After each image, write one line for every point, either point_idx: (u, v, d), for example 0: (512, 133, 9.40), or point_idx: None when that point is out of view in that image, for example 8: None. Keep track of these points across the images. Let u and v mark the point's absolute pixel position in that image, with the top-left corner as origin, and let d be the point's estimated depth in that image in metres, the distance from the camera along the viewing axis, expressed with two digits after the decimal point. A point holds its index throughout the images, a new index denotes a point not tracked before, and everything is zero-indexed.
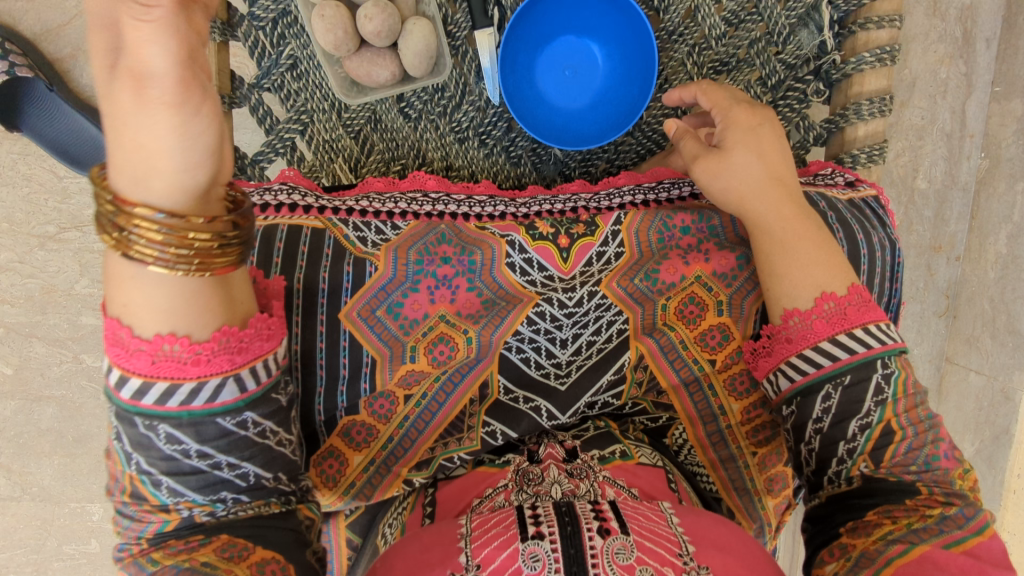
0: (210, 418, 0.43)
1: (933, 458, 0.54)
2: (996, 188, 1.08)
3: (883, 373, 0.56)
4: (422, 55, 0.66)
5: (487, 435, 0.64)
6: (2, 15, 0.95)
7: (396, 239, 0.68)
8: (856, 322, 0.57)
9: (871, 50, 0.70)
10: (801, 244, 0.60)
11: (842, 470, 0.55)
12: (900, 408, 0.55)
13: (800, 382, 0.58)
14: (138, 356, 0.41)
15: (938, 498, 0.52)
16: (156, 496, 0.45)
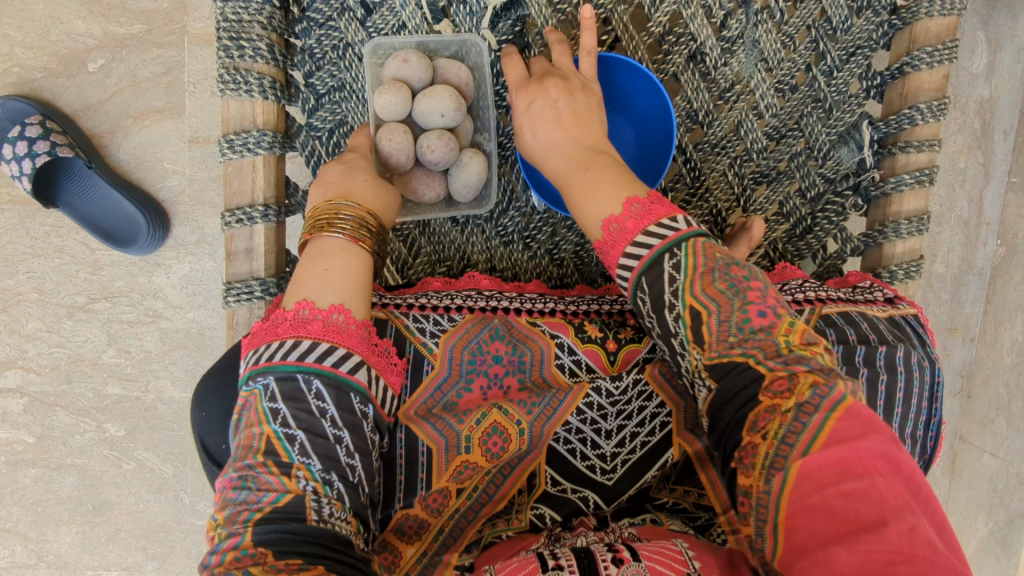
0: (349, 387, 0.53)
1: (747, 322, 0.46)
2: (1011, 276, 1.11)
3: (671, 264, 0.49)
4: (472, 186, 0.70)
5: (535, 517, 0.64)
6: (45, 92, 0.97)
7: (451, 332, 0.65)
8: (637, 230, 0.52)
9: (910, 172, 0.72)
10: (587, 180, 0.58)
11: (688, 365, 0.49)
12: (699, 285, 0.48)
13: (632, 291, 0.52)
14: (313, 323, 0.54)
15: (783, 377, 0.43)
16: (287, 453, 0.49)
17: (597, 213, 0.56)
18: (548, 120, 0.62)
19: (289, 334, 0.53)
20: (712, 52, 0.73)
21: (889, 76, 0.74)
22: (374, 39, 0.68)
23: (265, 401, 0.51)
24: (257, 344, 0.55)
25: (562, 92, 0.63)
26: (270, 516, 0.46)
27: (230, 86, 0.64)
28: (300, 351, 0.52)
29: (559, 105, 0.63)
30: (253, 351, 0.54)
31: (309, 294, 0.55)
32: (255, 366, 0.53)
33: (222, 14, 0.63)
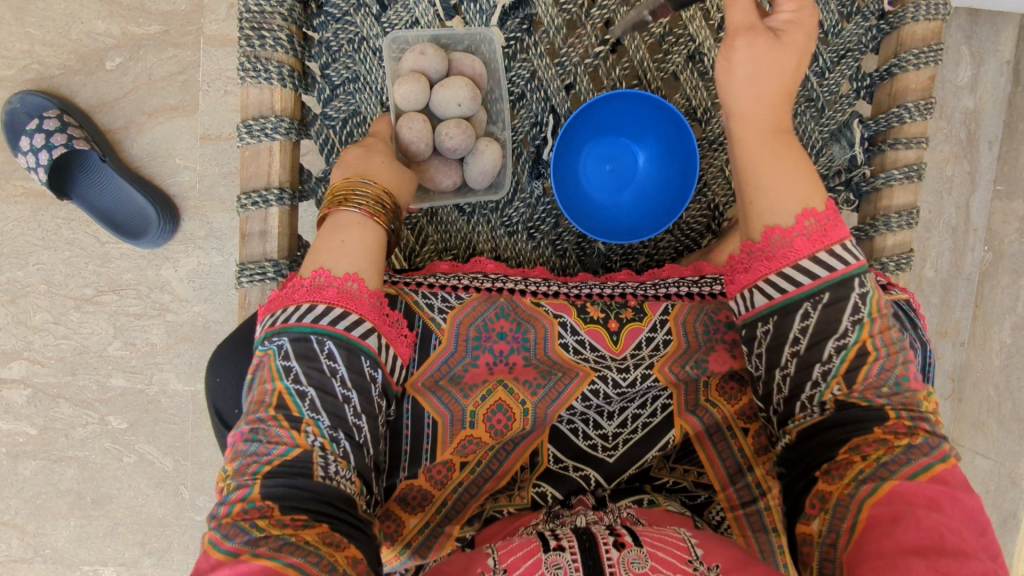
0: (359, 351, 0.55)
1: (903, 379, 0.53)
2: (999, 281, 1.14)
3: (860, 291, 0.54)
4: (488, 172, 0.73)
5: (537, 493, 0.65)
6: (63, 89, 1.00)
7: (459, 309, 0.67)
8: (834, 240, 0.55)
9: (899, 168, 0.76)
10: (766, 159, 0.59)
11: (816, 394, 0.54)
12: (875, 328, 0.54)
13: (777, 300, 0.55)
14: (328, 289, 0.57)
15: (905, 423, 0.50)
16: (297, 408, 0.53)
17: (763, 196, 0.58)
18: (766, 75, 0.60)
19: (305, 299, 0.57)
20: (710, 52, 0.77)
21: (878, 77, 0.77)
22: (392, 33, 0.71)
23: (280, 359, 0.54)
24: (275, 306, 0.58)
25: (778, 50, 0.60)
26: (278, 470, 0.49)
27: (250, 74, 0.67)
28: (315, 314, 0.55)
29: (784, 59, 0.60)
30: (272, 314, 0.58)
31: (325, 262, 0.58)
32: (272, 327, 0.56)
33: (245, 5, 0.66)
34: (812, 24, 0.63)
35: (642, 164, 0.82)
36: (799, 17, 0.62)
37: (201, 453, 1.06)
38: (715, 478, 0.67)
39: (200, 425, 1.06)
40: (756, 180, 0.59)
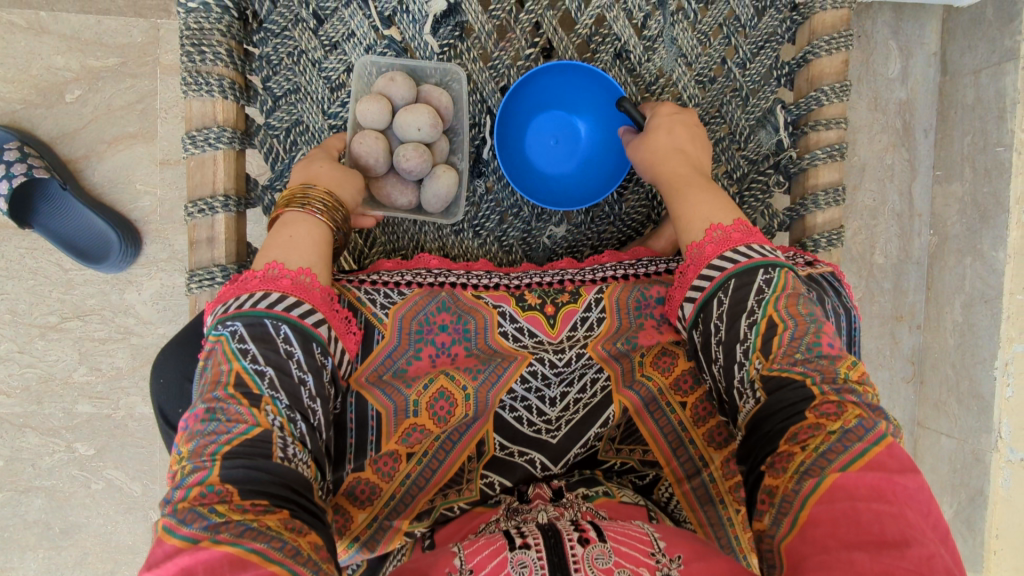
0: (312, 338, 0.55)
1: (818, 347, 0.54)
2: (946, 262, 1.16)
3: (763, 277, 0.58)
4: (442, 198, 0.75)
5: (484, 485, 0.66)
6: (24, 122, 1.03)
7: (401, 304, 0.67)
8: (741, 241, 0.62)
9: (822, 148, 0.79)
10: (677, 198, 0.68)
11: (745, 375, 0.55)
12: (782, 303, 0.56)
13: (700, 299, 0.61)
14: (282, 280, 0.58)
15: (832, 402, 0.50)
16: (257, 386, 0.52)
17: (682, 219, 0.66)
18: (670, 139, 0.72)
19: (259, 287, 0.57)
20: (636, 50, 0.81)
21: (795, 65, 0.82)
22: (367, 55, 0.76)
23: (233, 342, 0.54)
24: (224, 297, 0.58)
25: (682, 124, 0.73)
26: (240, 448, 0.48)
27: (192, 87, 0.70)
28: (270, 300, 0.56)
29: (668, 131, 0.72)
30: (221, 305, 0.57)
31: (278, 256, 0.59)
32: (222, 316, 0.56)
33: (185, 24, 0.70)
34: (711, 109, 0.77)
35: (585, 135, 0.85)
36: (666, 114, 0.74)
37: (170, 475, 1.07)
38: (660, 455, 0.69)
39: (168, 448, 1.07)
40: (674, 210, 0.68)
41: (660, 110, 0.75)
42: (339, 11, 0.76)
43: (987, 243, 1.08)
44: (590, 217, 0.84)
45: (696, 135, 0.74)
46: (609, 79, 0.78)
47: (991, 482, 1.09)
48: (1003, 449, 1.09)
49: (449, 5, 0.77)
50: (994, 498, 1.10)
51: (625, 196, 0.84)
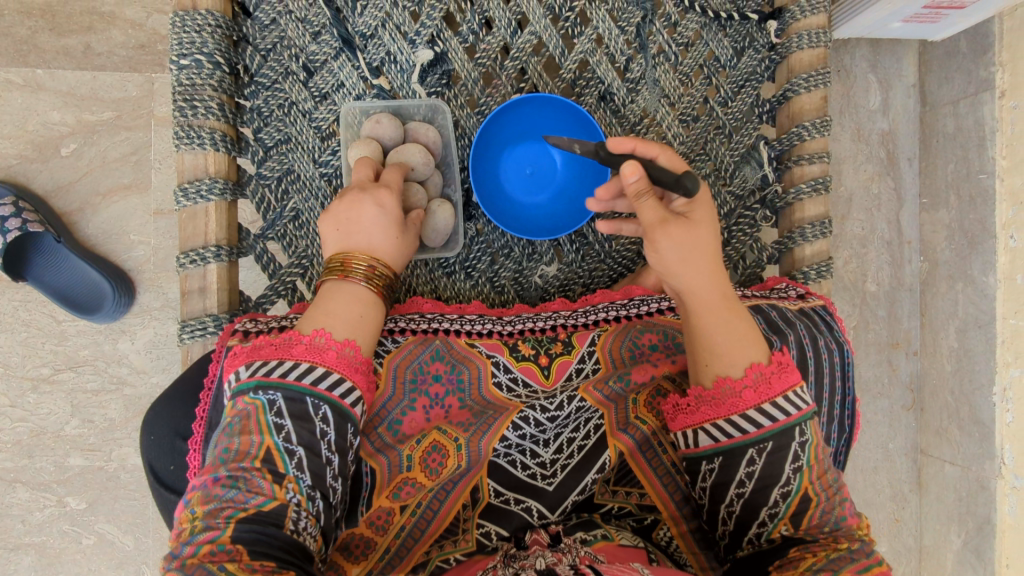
0: (348, 418, 0.56)
1: (844, 519, 0.55)
2: (938, 288, 1.17)
3: (799, 442, 0.56)
4: (442, 232, 0.76)
5: (482, 534, 0.64)
6: (20, 177, 1.04)
7: (395, 353, 0.68)
8: (778, 392, 0.57)
9: (806, 182, 0.81)
10: (717, 323, 0.59)
11: (762, 532, 0.57)
12: (814, 474, 0.57)
13: (723, 444, 0.57)
14: (329, 353, 0.57)
15: (846, 544, 0.54)
16: (283, 465, 0.52)
17: (711, 343, 0.59)
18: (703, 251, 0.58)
19: (272, 355, 0.57)
20: (619, 92, 0.83)
21: (776, 102, 0.84)
22: (352, 102, 0.77)
23: (271, 413, 0.54)
24: (268, 356, 0.57)
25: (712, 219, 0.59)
26: (254, 518, 0.48)
27: (185, 141, 0.72)
28: (284, 369, 0.55)
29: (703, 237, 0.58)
30: (259, 363, 0.56)
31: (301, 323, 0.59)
32: (261, 378, 0.55)
33: (177, 80, 0.71)
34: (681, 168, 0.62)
35: (560, 165, 0.84)
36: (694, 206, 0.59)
37: (162, 528, 1.05)
38: (656, 497, 0.67)
39: None
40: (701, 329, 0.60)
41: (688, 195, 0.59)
42: (329, 63, 0.78)
43: (976, 268, 1.09)
44: (581, 255, 0.84)
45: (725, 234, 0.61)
46: (580, 108, 0.78)
47: (997, 510, 1.07)
48: (1007, 475, 1.06)
49: (435, 55, 0.79)
50: (1002, 526, 1.07)
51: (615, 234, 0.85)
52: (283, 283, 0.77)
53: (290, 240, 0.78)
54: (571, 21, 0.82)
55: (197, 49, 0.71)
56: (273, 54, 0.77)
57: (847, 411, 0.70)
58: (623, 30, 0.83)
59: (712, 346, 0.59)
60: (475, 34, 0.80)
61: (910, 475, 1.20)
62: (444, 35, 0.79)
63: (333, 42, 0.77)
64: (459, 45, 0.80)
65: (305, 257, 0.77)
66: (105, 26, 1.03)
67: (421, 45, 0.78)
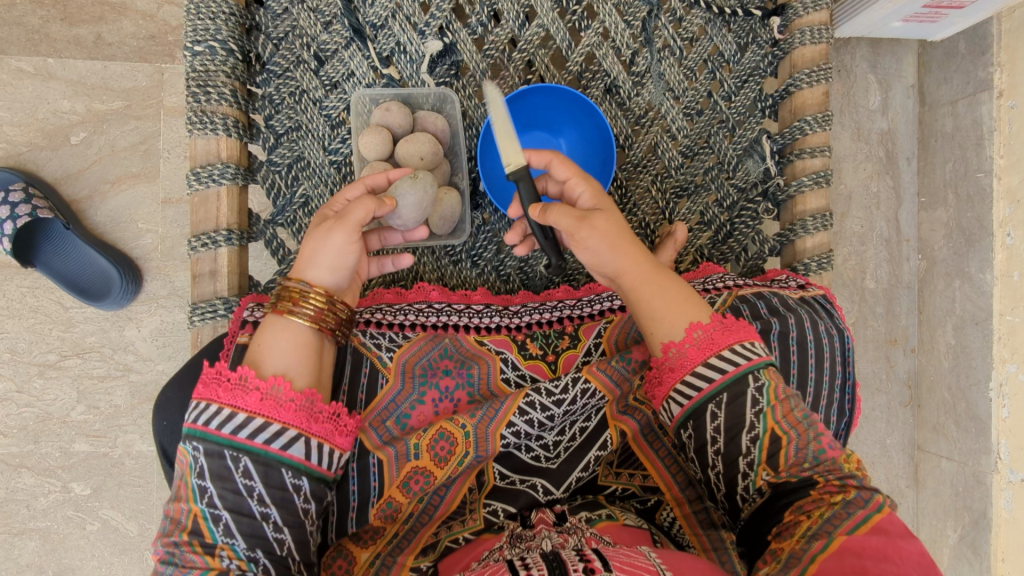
0: (278, 464, 0.53)
1: (822, 453, 0.56)
2: (936, 286, 1.18)
3: (754, 386, 0.58)
4: (448, 219, 0.77)
5: (488, 513, 0.66)
6: (29, 164, 1.05)
7: (405, 347, 0.70)
8: (723, 344, 0.60)
9: (808, 175, 0.82)
10: (649, 290, 0.63)
11: (749, 485, 0.57)
12: (779, 415, 0.57)
13: (689, 405, 0.59)
14: (251, 395, 0.54)
15: (835, 482, 0.54)
16: (210, 534, 0.51)
17: (652, 323, 0.62)
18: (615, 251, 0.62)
19: (227, 401, 0.54)
20: (625, 85, 0.84)
21: (779, 96, 0.85)
22: (362, 89, 0.78)
23: (196, 479, 0.53)
24: (203, 395, 0.55)
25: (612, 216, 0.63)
26: None
27: (197, 126, 0.72)
28: (234, 424, 0.53)
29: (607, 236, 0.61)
30: (198, 404, 0.55)
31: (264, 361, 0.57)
32: (195, 426, 0.54)
33: (191, 66, 0.72)
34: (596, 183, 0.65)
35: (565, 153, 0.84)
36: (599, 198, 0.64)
37: (166, 515, 1.05)
38: (659, 480, 0.69)
39: (166, 486, 1.06)
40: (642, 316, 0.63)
41: (591, 188, 0.64)
42: (339, 52, 0.79)
43: (973, 266, 1.11)
44: None
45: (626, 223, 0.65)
46: (587, 101, 0.79)
47: (994, 505, 1.08)
48: (1002, 470, 1.07)
49: (444, 46, 0.80)
50: (998, 521, 1.09)
51: None
52: (292, 268, 0.78)
53: (299, 227, 0.79)
54: (578, 15, 0.83)
55: (211, 36, 0.72)
56: (285, 42, 0.78)
57: (847, 399, 0.71)
58: (630, 24, 0.84)
59: (652, 317, 0.62)
60: (484, 27, 0.82)
61: (906, 470, 1.21)
62: (453, 27, 0.80)
63: (344, 32, 0.79)
64: (467, 37, 0.81)
65: None
66: (117, 16, 1.05)
67: (430, 36, 0.80)
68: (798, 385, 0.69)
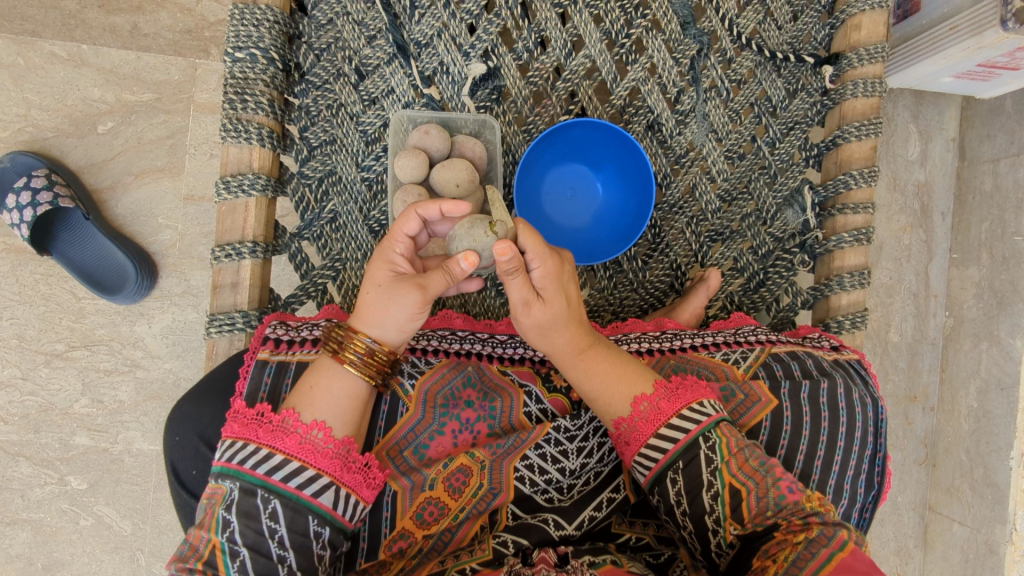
0: (307, 511, 0.51)
1: (782, 498, 0.54)
2: (962, 345, 1.15)
3: (706, 446, 0.57)
4: None
5: (498, 543, 0.60)
6: (54, 150, 1.03)
7: (427, 375, 0.66)
8: (671, 412, 0.59)
9: (849, 231, 0.80)
10: (584, 374, 0.62)
11: (720, 541, 0.55)
12: (733, 467, 0.56)
13: (652, 473, 0.59)
14: (290, 437, 0.53)
15: (799, 522, 0.52)
16: (225, 568, 0.50)
17: (594, 395, 0.62)
18: (558, 330, 0.61)
19: (267, 440, 0.53)
20: (668, 123, 0.82)
21: (825, 147, 0.83)
22: (401, 110, 0.77)
23: (222, 508, 0.51)
24: (239, 434, 0.54)
25: (560, 295, 0.60)
26: None
27: (232, 134, 0.71)
28: (270, 465, 0.52)
29: (556, 315, 0.60)
30: (231, 443, 0.54)
31: (298, 404, 0.55)
32: (226, 464, 0.52)
33: (230, 72, 0.71)
34: (556, 259, 0.60)
35: (601, 193, 0.84)
36: (550, 279, 0.59)
37: (161, 516, 1.04)
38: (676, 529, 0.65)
39: (163, 486, 1.04)
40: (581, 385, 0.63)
41: (544, 267, 0.59)
42: (381, 68, 0.78)
43: (1004, 329, 1.08)
44: (614, 282, 0.83)
45: (573, 292, 0.62)
46: (629, 138, 0.77)
47: None
48: (1017, 542, 1.06)
49: (488, 69, 0.79)
50: None
51: (651, 264, 0.83)
52: (314, 285, 0.76)
53: (325, 242, 0.78)
54: (626, 48, 0.81)
55: (253, 43, 0.70)
56: (326, 54, 0.77)
57: (877, 470, 0.69)
58: (678, 62, 0.82)
59: (590, 397, 0.62)
60: (530, 52, 0.80)
61: (915, 530, 1.18)
62: (499, 50, 0.79)
63: (387, 48, 0.77)
64: (512, 62, 0.79)
65: (338, 261, 0.77)
66: (155, 7, 1.04)
67: (474, 58, 0.78)
68: (827, 451, 0.66)
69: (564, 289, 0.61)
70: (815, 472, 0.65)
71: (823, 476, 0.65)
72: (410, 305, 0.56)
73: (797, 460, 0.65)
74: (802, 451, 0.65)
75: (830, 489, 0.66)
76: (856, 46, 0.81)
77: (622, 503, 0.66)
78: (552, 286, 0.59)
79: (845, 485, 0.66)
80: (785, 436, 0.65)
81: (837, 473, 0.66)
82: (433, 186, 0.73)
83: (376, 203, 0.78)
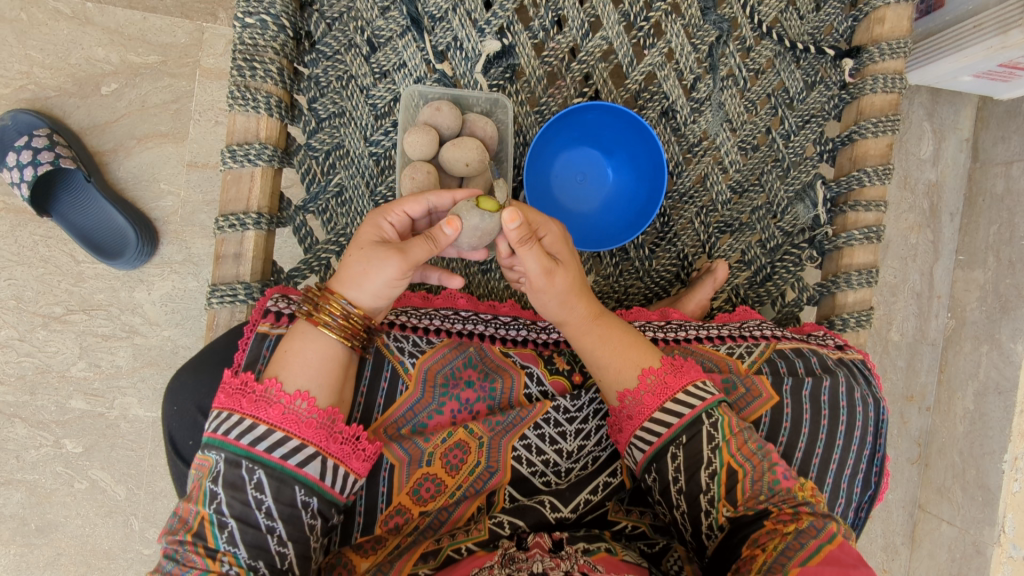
0: (293, 481, 0.51)
1: (776, 483, 0.54)
2: (962, 347, 1.15)
3: (708, 423, 0.57)
4: None
5: (493, 524, 0.60)
6: (54, 109, 1.01)
7: (428, 355, 0.64)
8: (678, 387, 0.59)
9: (859, 229, 0.79)
10: (597, 344, 0.62)
11: (711, 522, 0.55)
12: (733, 447, 0.56)
13: (651, 449, 0.58)
14: (274, 407, 0.53)
15: (789, 510, 0.52)
16: (214, 539, 0.49)
17: (604, 367, 0.62)
18: (573, 298, 0.60)
19: (252, 409, 0.53)
20: (683, 110, 0.81)
21: (839, 142, 0.82)
22: (413, 85, 0.75)
23: (208, 480, 0.51)
24: (224, 405, 0.53)
25: (570, 263, 0.61)
26: None
27: (239, 102, 0.69)
28: (254, 436, 0.51)
29: (570, 281, 0.60)
30: (217, 414, 0.53)
31: (282, 374, 0.54)
32: (212, 435, 0.52)
33: (239, 38, 0.69)
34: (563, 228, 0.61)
35: (611, 180, 0.83)
36: (560, 246, 0.61)
37: (155, 483, 1.04)
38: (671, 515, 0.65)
39: (158, 454, 1.04)
40: (593, 358, 0.62)
41: (551, 234, 0.60)
42: (393, 41, 0.76)
43: (1005, 333, 1.09)
44: (619, 270, 0.82)
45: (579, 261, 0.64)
46: (643, 123, 0.76)
47: None
48: (1005, 544, 1.08)
49: (502, 47, 0.77)
50: None
51: (658, 253, 0.83)
52: (317, 259, 0.75)
53: (330, 216, 0.77)
54: (644, 31, 0.80)
55: (264, 9, 0.69)
56: (338, 23, 0.75)
57: (875, 469, 0.69)
58: (696, 47, 0.80)
59: (602, 368, 0.61)
60: (546, 31, 0.78)
61: (906, 529, 1.18)
62: (514, 28, 0.77)
63: (400, 20, 0.75)
64: (527, 41, 0.77)
65: (342, 236, 0.76)
66: None
67: (489, 35, 0.76)
68: (825, 450, 0.66)
69: (572, 258, 0.62)
70: (812, 469, 0.65)
71: (820, 474, 0.65)
72: (389, 271, 0.55)
73: (795, 456, 0.65)
74: (800, 448, 0.65)
75: (827, 487, 0.66)
76: (878, 40, 0.79)
77: (617, 489, 0.66)
78: (562, 252, 0.61)
79: (841, 484, 0.66)
80: (784, 433, 0.65)
81: (833, 470, 0.66)
82: (442, 164, 0.72)
83: (383, 178, 0.77)
